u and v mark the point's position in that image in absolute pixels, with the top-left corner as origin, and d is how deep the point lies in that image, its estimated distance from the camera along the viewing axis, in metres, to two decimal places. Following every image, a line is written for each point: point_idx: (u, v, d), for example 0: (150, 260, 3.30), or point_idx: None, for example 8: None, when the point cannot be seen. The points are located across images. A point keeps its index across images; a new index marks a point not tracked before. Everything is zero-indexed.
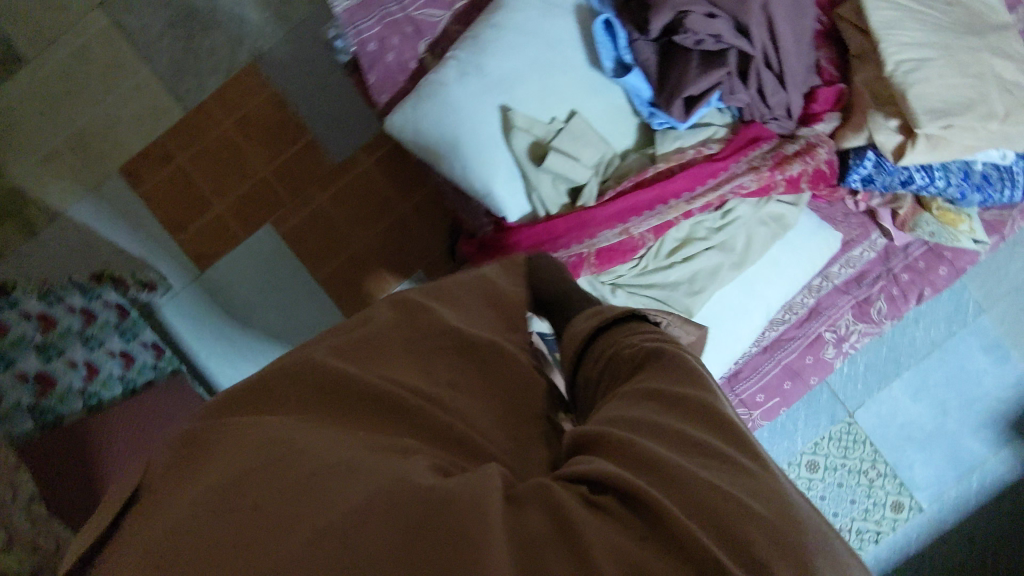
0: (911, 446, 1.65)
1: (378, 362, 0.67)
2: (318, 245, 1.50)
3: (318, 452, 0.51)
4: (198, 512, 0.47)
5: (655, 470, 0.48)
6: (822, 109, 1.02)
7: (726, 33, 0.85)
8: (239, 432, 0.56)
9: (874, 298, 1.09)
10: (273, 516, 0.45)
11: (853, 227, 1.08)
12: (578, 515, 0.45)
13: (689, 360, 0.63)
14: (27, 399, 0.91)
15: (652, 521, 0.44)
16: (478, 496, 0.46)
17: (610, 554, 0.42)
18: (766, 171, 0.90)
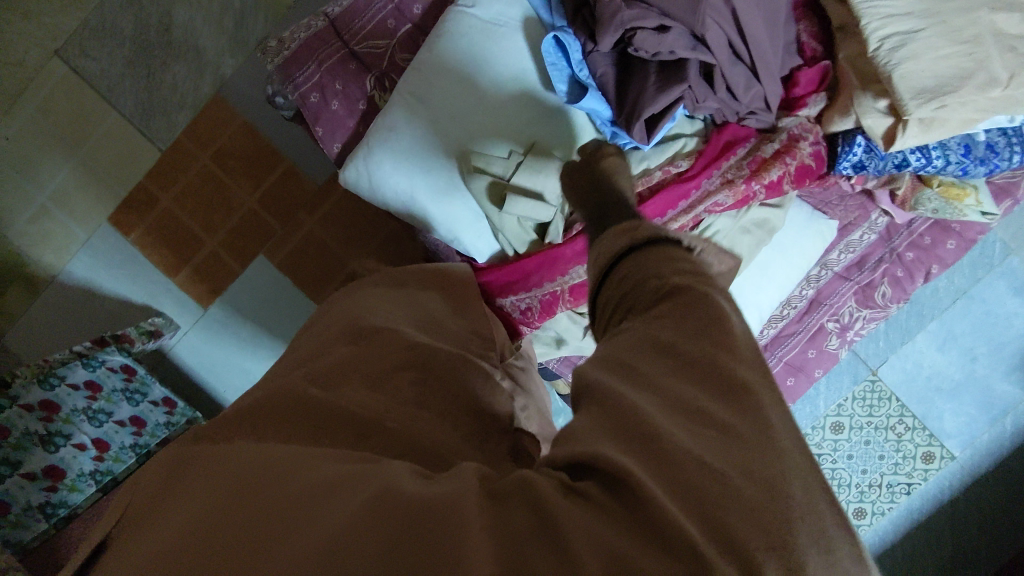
0: (940, 397, 1.56)
1: (344, 387, 0.64)
2: (313, 269, 1.45)
3: (297, 476, 0.49)
4: (171, 565, 0.43)
5: (643, 443, 0.41)
6: (805, 92, 0.93)
7: (682, 48, 0.78)
8: (216, 464, 0.53)
9: (877, 282, 1.04)
10: (254, 553, 0.42)
11: (851, 210, 1.01)
12: (556, 503, 0.40)
13: (718, 295, 0.50)
14: (38, 499, 0.97)
15: (636, 503, 0.38)
16: (454, 504, 0.42)
17: (589, 553, 0.36)
18: (742, 184, 0.85)
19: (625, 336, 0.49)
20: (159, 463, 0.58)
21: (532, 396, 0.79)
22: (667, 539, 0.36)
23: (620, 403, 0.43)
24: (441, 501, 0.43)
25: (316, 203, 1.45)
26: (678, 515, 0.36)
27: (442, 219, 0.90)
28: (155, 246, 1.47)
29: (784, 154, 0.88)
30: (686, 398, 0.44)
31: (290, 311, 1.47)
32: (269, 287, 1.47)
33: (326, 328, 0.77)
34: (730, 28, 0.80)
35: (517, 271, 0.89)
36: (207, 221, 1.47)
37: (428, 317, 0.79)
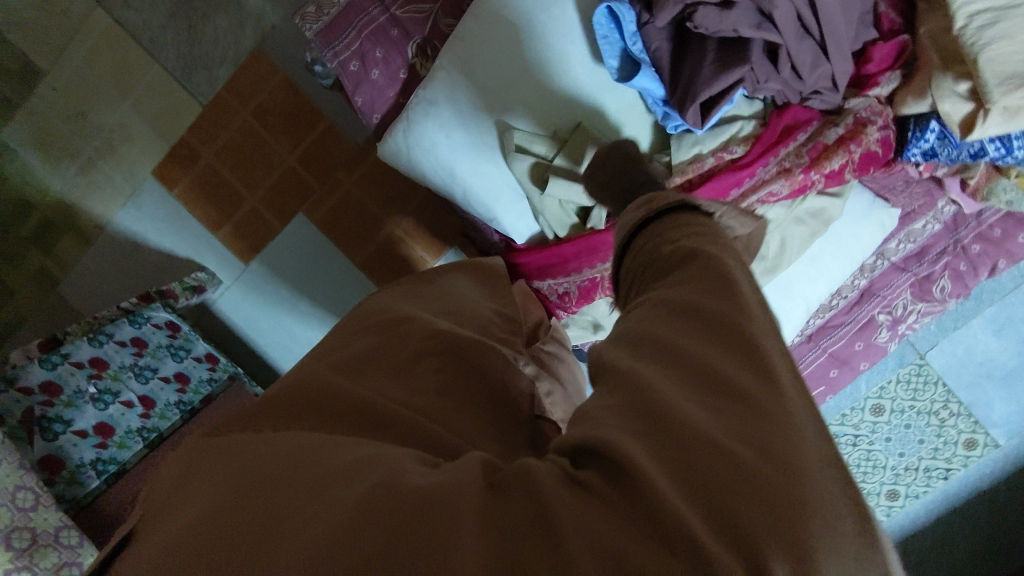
0: (992, 383, 1.42)
1: (363, 375, 0.60)
2: (350, 229, 1.44)
3: (308, 458, 0.45)
4: (178, 546, 0.41)
5: (654, 425, 0.37)
6: (878, 69, 0.85)
7: (745, 27, 0.72)
8: (231, 448, 0.50)
9: (937, 276, 0.98)
10: (248, 530, 0.40)
11: (916, 197, 0.94)
12: (558, 496, 0.36)
13: (731, 262, 0.48)
14: (90, 456, 0.96)
15: (638, 494, 0.35)
16: (456, 491, 0.39)
17: (586, 548, 0.33)
18: (800, 173, 0.81)
19: (641, 309, 0.48)
20: (176, 446, 0.56)
21: (563, 385, 0.73)
22: (665, 531, 0.33)
23: (632, 380, 0.41)
24: (443, 487, 0.39)
25: (355, 163, 1.43)
26: (680, 506, 0.33)
27: (482, 198, 0.87)
28: (198, 201, 1.48)
29: (849, 140, 0.81)
30: (707, 370, 0.40)
31: (327, 269, 1.47)
32: (308, 245, 1.47)
33: (350, 323, 0.75)
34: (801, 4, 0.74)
35: (557, 255, 0.88)
36: (248, 177, 1.47)
37: (451, 305, 0.77)
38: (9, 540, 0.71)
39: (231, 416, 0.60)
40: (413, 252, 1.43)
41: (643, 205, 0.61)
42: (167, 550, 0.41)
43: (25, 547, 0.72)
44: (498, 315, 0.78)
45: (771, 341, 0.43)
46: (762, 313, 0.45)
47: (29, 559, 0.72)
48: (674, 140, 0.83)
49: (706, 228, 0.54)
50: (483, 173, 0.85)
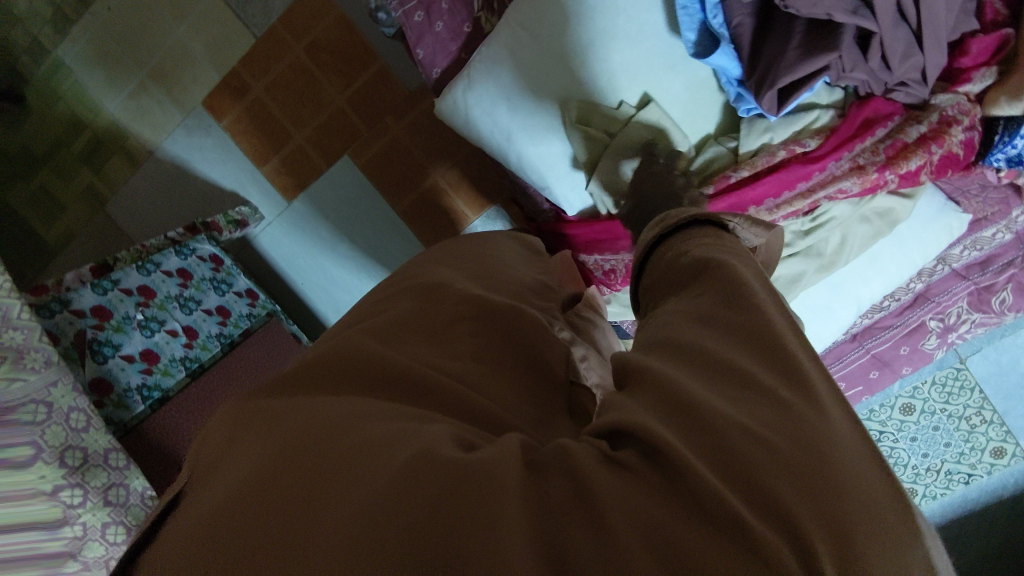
0: None
1: (398, 342, 0.56)
2: (395, 176, 1.43)
3: (337, 425, 0.41)
4: (210, 518, 0.37)
5: (678, 407, 0.34)
6: (972, 63, 0.79)
7: (839, 12, 0.67)
8: (270, 422, 0.46)
9: (999, 286, 0.93)
10: (276, 503, 0.35)
11: (990, 203, 0.89)
12: (598, 477, 0.32)
13: (740, 266, 0.45)
14: (136, 381, 0.97)
15: (680, 479, 0.31)
16: (489, 461, 0.34)
17: (632, 528, 0.30)
18: (873, 172, 0.78)
19: (657, 316, 0.44)
20: (213, 420, 0.52)
21: (601, 354, 0.67)
22: (705, 509, 0.30)
23: (650, 374, 0.38)
24: (476, 459, 0.34)
25: (405, 109, 1.41)
26: (714, 480, 0.30)
27: (537, 166, 0.85)
28: (245, 135, 1.48)
29: (931, 140, 0.77)
30: (723, 365, 0.37)
31: (367, 215, 1.47)
32: (350, 189, 1.47)
33: (388, 292, 0.72)
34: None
35: (607, 233, 0.86)
36: (296, 114, 1.45)
37: (490, 274, 0.74)
38: (64, 456, 0.75)
39: (268, 383, 0.55)
40: (455, 206, 1.42)
41: (661, 221, 0.58)
42: (194, 525, 0.37)
43: (78, 466, 0.76)
44: (540, 286, 0.75)
45: (782, 321, 0.40)
46: (779, 312, 0.40)
47: (81, 475, 0.76)
48: (744, 124, 0.80)
49: (720, 240, 0.51)
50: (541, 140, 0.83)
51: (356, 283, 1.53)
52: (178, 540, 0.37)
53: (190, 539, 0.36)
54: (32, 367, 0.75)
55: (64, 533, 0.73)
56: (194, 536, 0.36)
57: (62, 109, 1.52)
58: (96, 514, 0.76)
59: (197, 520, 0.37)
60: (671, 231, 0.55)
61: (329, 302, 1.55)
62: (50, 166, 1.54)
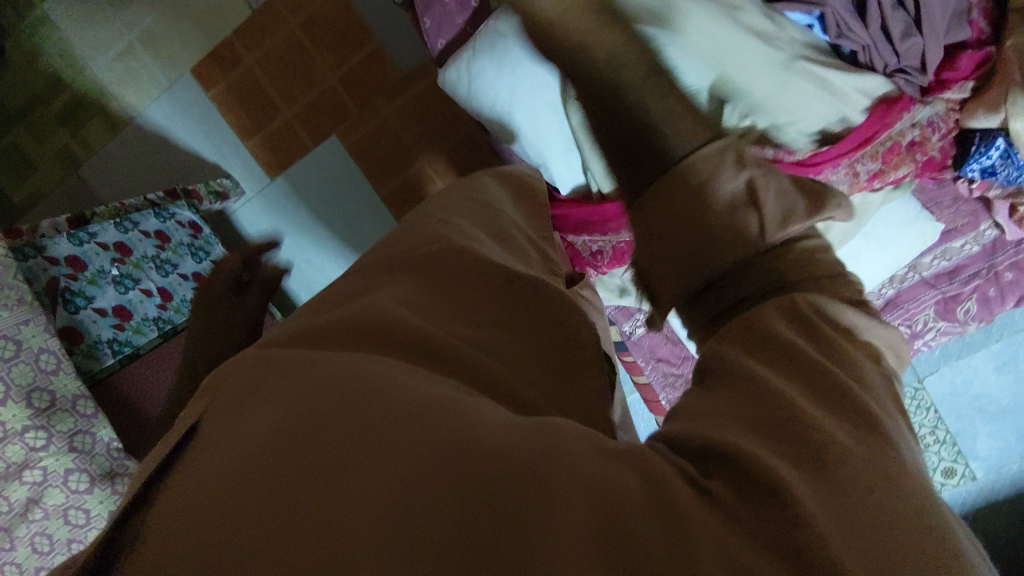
0: (982, 418, 1.38)
1: (426, 307, 0.44)
2: (382, 159, 1.43)
3: (374, 390, 0.32)
4: (208, 502, 0.28)
5: (799, 452, 0.27)
6: (956, 75, 0.83)
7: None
8: (280, 373, 0.36)
9: (964, 298, 0.98)
10: (294, 496, 0.27)
11: (961, 215, 0.95)
12: (683, 493, 0.27)
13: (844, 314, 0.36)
14: (107, 335, 0.94)
15: (771, 509, 0.25)
16: (552, 459, 0.27)
17: (714, 549, 0.24)
18: (863, 180, 0.84)
19: (740, 334, 0.35)
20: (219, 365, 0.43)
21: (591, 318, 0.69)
22: (805, 553, 0.24)
23: (766, 391, 0.30)
24: (534, 452, 0.27)
25: (398, 91, 1.40)
26: (820, 526, 0.25)
27: (536, 142, 0.87)
28: (234, 106, 1.45)
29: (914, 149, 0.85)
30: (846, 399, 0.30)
31: (351, 197, 1.46)
32: (335, 170, 1.45)
33: (384, 256, 0.54)
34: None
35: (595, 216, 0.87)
36: (287, 90, 1.44)
37: (497, 219, 0.59)
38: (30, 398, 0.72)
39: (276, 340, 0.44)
40: None
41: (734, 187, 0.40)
42: (180, 493, 0.30)
43: (45, 407, 0.73)
44: None
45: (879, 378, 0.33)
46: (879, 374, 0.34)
47: (47, 417, 0.73)
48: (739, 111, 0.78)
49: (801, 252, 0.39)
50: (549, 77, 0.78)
51: (333, 265, 1.51)
52: (159, 516, 0.30)
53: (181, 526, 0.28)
54: (4, 304, 0.73)
55: (23, 478, 0.70)
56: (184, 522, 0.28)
57: (43, 66, 1.48)
58: (59, 459, 0.73)
59: (182, 488, 0.30)
60: (735, 216, 0.39)
61: (304, 284, 1.53)
62: (26, 123, 1.50)
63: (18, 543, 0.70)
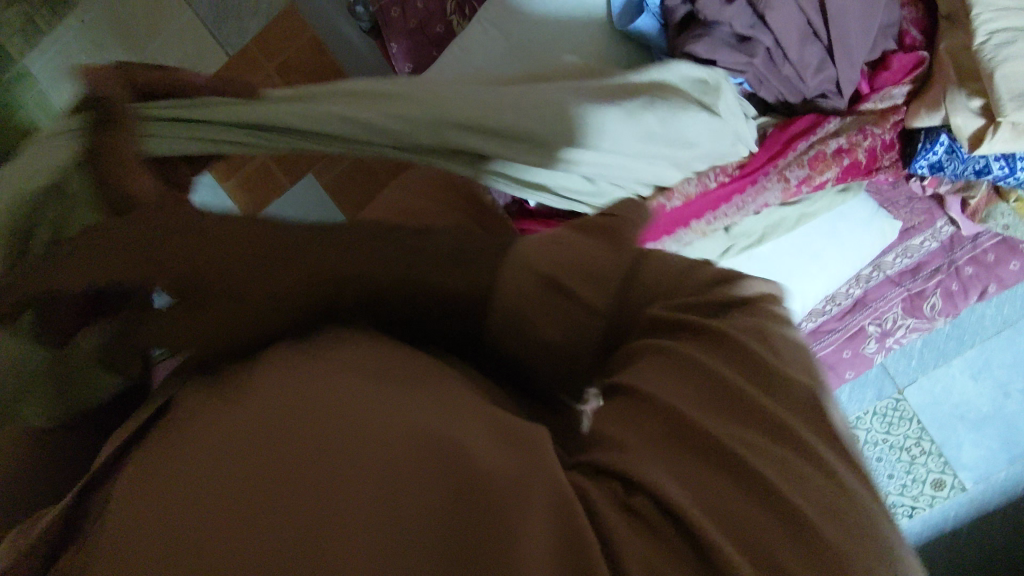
0: (963, 426, 1.38)
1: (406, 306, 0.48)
2: (357, 196, 1.45)
3: (358, 400, 0.34)
4: (188, 484, 0.31)
5: (708, 485, 0.31)
6: (894, 76, 0.89)
7: (742, 19, 0.78)
8: (270, 358, 0.38)
9: (929, 293, 1.00)
10: (269, 490, 0.30)
11: (916, 213, 0.99)
12: (619, 528, 0.30)
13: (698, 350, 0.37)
14: None
15: (681, 521, 0.29)
16: (522, 472, 0.31)
17: (639, 562, 0.28)
18: (795, 185, 0.86)
19: (648, 369, 0.36)
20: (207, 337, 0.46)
21: None
22: (716, 562, 0.28)
23: (663, 410, 0.34)
24: (514, 464, 0.31)
25: None
26: (721, 541, 0.29)
27: None
28: None
29: (843, 153, 0.87)
30: (734, 404, 0.34)
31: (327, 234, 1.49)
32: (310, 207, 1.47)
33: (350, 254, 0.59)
34: (809, 9, 0.81)
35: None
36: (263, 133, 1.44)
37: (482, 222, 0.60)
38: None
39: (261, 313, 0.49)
40: None
41: (546, 283, 0.39)
42: (165, 480, 0.32)
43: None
44: None
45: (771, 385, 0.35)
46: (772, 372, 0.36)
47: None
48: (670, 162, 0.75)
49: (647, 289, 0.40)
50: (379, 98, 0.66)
51: None
52: (144, 490, 0.32)
53: (157, 500, 0.31)
54: None
55: None
56: (166, 497, 0.31)
57: None
58: None
59: (168, 475, 0.32)
60: (558, 309, 0.39)
61: None
62: None
63: None
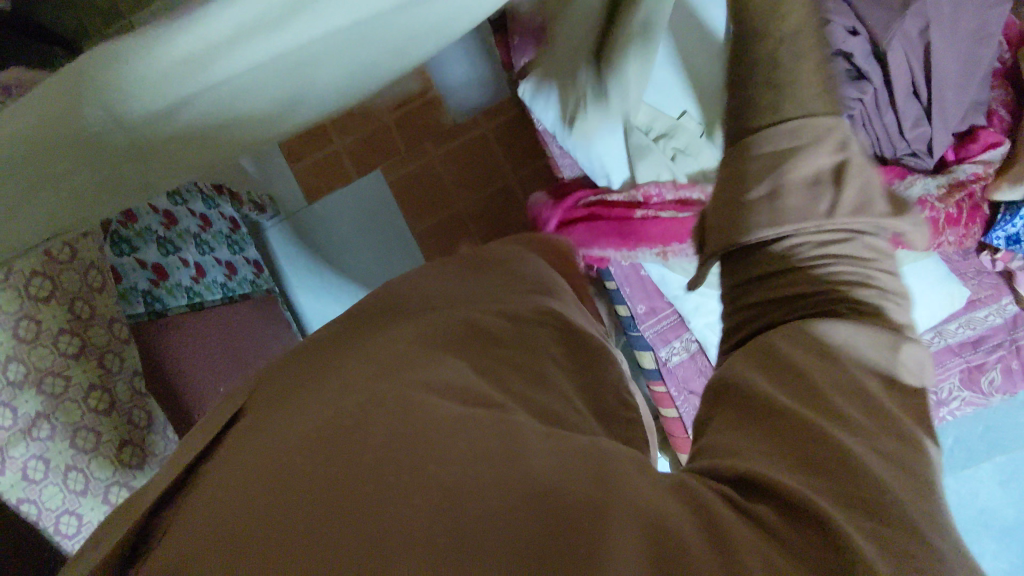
0: (987, 534, 1.34)
1: (473, 341, 0.52)
2: (421, 197, 1.47)
3: (429, 403, 0.38)
4: (261, 469, 0.36)
5: (823, 471, 0.33)
6: (978, 150, 0.93)
7: (860, 55, 0.82)
8: (342, 389, 0.44)
9: (989, 366, 1.01)
10: (339, 469, 0.34)
11: (984, 287, 1.00)
12: (735, 523, 0.31)
13: (825, 322, 0.44)
14: (144, 285, 0.92)
15: (796, 509, 0.31)
16: (604, 477, 0.33)
17: (760, 560, 0.29)
18: None
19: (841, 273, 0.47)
20: (277, 381, 0.53)
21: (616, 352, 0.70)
22: (845, 553, 0.29)
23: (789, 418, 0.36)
24: (577, 466, 0.33)
25: (449, 138, 1.46)
26: (844, 525, 0.30)
27: (600, 158, 0.93)
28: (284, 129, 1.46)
29: None
30: (834, 356, 0.41)
31: (385, 225, 1.48)
32: (372, 205, 1.47)
33: (424, 291, 0.65)
34: (915, 66, 0.86)
35: (613, 230, 0.91)
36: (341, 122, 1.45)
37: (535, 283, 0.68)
38: (41, 382, 0.67)
39: (330, 352, 0.56)
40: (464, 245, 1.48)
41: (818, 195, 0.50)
42: (243, 470, 0.37)
43: (54, 395, 0.68)
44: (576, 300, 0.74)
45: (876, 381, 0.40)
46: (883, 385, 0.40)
47: (12, 392, 0.64)
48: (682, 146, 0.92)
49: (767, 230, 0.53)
50: (418, 28, 0.55)
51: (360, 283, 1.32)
52: (221, 482, 0.37)
53: (234, 484, 0.36)
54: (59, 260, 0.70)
55: (41, 386, 0.67)
56: (242, 482, 0.35)
57: None
58: (84, 373, 0.71)
59: (219, 495, 0.35)
60: (808, 192, 0.50)
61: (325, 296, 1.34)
62: None
63: (11, 464, 0.64)
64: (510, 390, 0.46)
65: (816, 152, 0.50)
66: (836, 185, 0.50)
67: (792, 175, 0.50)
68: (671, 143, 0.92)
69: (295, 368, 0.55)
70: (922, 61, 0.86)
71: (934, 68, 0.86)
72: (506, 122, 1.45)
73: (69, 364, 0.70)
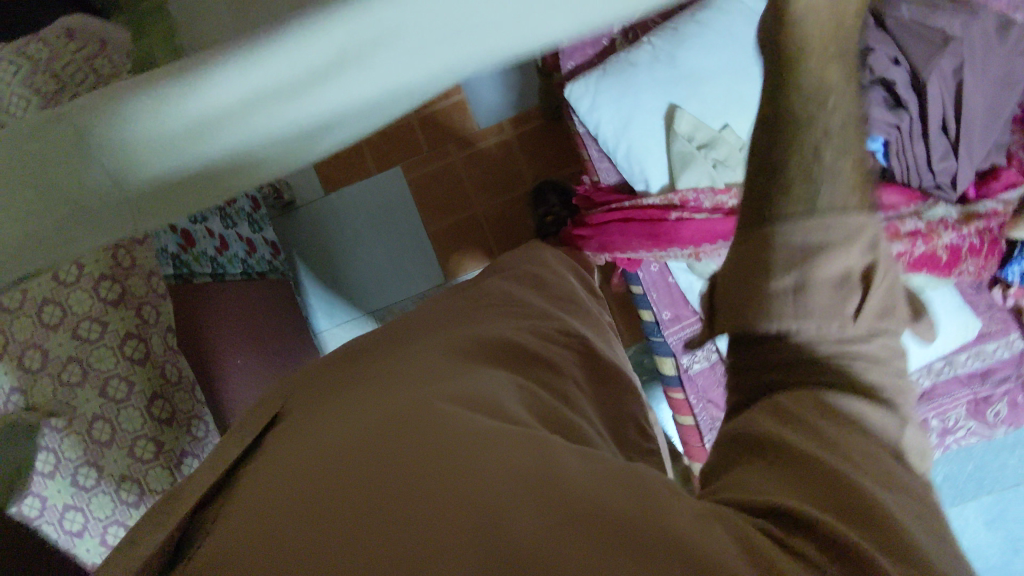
0: None
1: (489, 361, 0.54)
2: (440, 198, 1.48)
3: (457, 421, 0.41)
4: (298, 485, 0.38)
5: (852, 509, 0.34)
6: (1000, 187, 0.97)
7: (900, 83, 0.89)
8: (369, 404, 0.46)
9: (995, 399, 1.04)
10: (373, 484, 0.36)
11: (994, 321, 1.03)
12: (777, 554, 0.31)
13: (847, 401, 0.39)
14: (173, 249, 0.85)
15: (838, 545, 0.32)
16: (635, 496, 0.35)
17: None
18: None
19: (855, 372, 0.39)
20: (302, 399, 0.55)
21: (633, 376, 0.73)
22: None
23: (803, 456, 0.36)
24: (603, 483, 0.36)
25: (472, 142, 1.47)
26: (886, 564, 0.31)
27: (641, 162, 0.95)
28: None
29: (920, 236, 0.94)
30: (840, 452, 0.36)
31: (397, 224, 1.47)
32: (389, 202, 1.46)
33: (439, 319, 0.67)
34: (947, 103, 0.91)
35: (647, 232, 0.92)
36: None
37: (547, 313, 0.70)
38: (77, 327, 0.69)
39: (353, 370, 0.58)
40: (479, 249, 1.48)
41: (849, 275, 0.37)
42: (282, 485, 0.39)
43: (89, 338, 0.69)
44: (587, 314, 0.75)
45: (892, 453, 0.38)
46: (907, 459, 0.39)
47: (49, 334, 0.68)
48: (719, 155, 0.93)
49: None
50: None
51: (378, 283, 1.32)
52: (263, 493, 0.39)
53: (274, 496, 0.38)
54: None
55: (77, 330, 0.69)
56: (283, 495, 0.38)
57: None
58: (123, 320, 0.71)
59: (260, 509, 0.37)
60: (831, 290, 0.37)
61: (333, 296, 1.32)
62: None
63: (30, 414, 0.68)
64: (532, 403, 0.48)
65: (847, 252, 0.36)
66: (865, 287, 0.37)
67: (822, 269, 0.37)
68: (709, 151, 0.93)
69: (318, 385, 0.57)
70: (953, 99, 0.91)
71: (965, 104, 0.90)
72: (531, 131, 1.46)
73: (107, 312, 0.70)
